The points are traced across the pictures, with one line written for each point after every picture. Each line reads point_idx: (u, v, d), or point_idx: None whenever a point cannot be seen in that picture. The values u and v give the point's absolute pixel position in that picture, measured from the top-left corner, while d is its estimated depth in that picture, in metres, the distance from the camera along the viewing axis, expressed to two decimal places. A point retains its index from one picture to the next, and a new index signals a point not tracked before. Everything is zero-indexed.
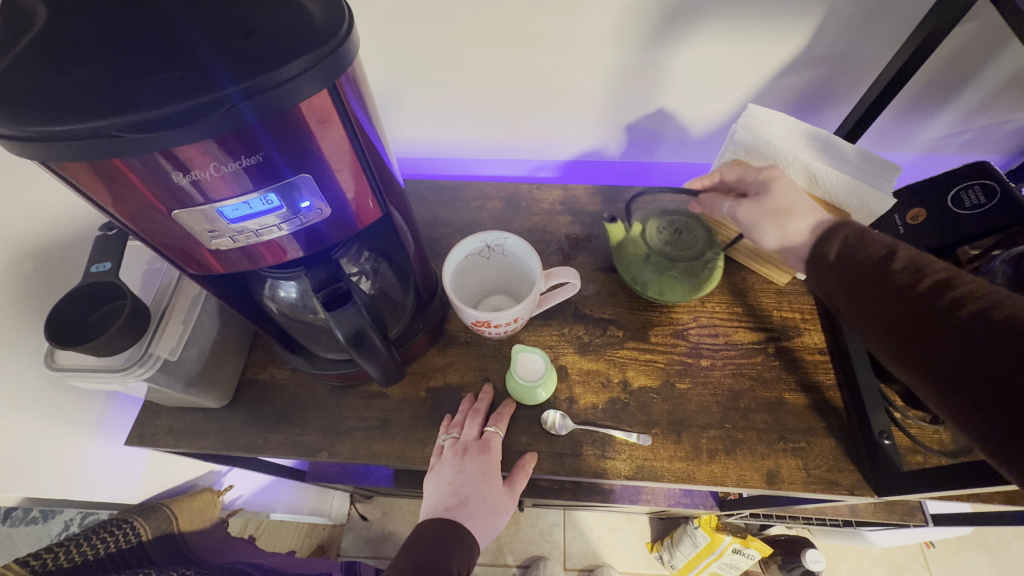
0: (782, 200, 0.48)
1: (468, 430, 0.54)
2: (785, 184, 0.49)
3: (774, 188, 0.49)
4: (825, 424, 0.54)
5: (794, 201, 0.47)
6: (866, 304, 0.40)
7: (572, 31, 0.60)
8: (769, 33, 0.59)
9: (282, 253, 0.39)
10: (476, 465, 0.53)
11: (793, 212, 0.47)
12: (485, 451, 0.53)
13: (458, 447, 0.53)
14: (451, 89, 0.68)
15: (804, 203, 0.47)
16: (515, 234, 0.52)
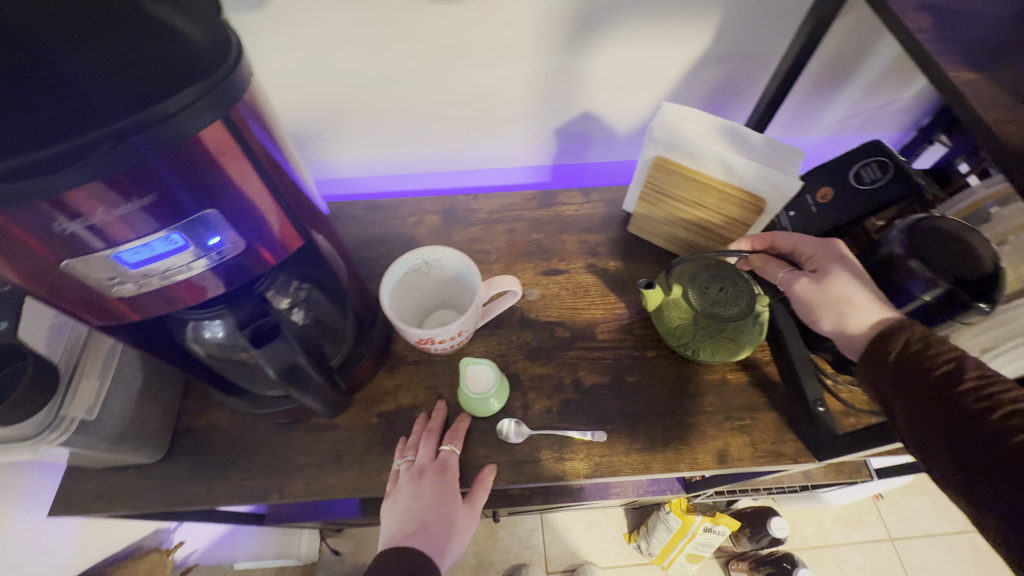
0: (844, 288, 0.45)
1: (423, 451, 0.53)
2: (849, 269, 0.47)
3: (837, 271, 0.46)
4: (766, 399, 0.57)
5: (859, 293, 0.45)
6: (926, 416, 0.36)
7: (487, 43, 0.60)
8: (676, 33, 0.62)
9: (201, 292, 0.37)
10: (436, 485, 0.52)
11: (861, 302, 0.44)
12: (441, 469, 0.52)
13: (416, 468, 0.52)
14: (376, 107, 0.67)
15: (870, 295, 0.44)
16: (451, 248, 0.52)
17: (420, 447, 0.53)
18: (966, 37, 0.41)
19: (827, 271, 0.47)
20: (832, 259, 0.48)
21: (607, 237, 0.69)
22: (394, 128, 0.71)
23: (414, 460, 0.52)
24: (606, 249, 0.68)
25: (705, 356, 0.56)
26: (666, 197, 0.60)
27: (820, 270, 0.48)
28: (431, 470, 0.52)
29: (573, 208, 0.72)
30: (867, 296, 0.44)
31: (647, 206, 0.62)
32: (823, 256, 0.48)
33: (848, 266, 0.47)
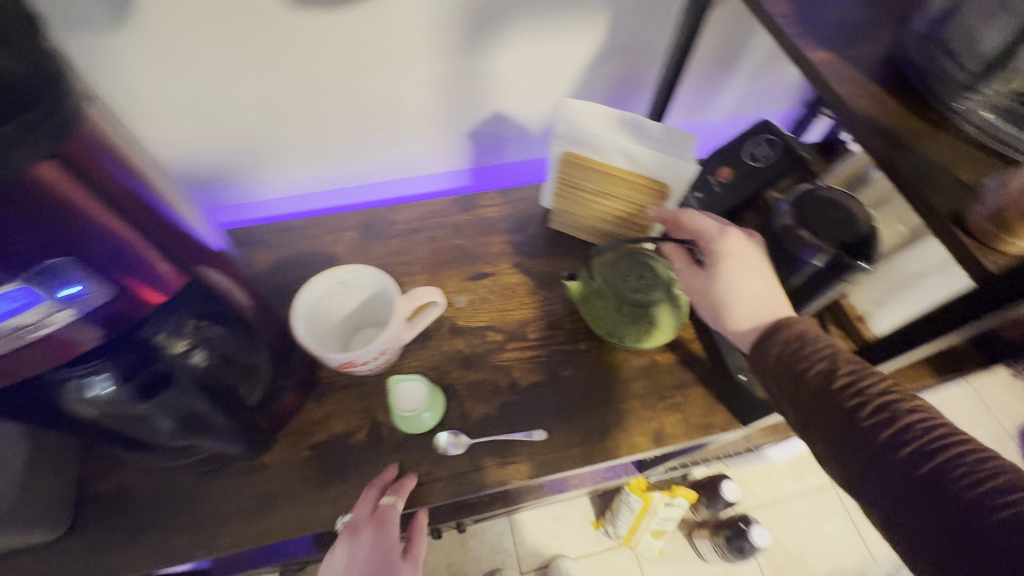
0: (725, 288, 0.46)
1: (366, 511, 0.49)
2: (737, 262, 0.46)
3: (723, 265, 0.46)
4: (694, 375, 0.59)
5: (745, 290, 0.45)
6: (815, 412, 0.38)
7: (382, 51, 0.59)
8: (570, 30, 0.63)
9: (75, 346, 0.34)
10: (384, 545, 0.48)
11: (746, 297, 0.44)
12: (386, 529, 0.48)
13: (358, 529, 0.48)
14: (272, 125, 0.64)
15: (755, 292, 0.44)
16: (369, 266, 0.51)
17: (361, 508, 0.49)
18: (821, 19, 0.44)
19: (716, 264, 0.46)
20: (721, 247, 0.46)
21: (530, 234, 0.69)
22: (298, 146, 0.68)
23: (356, 523, 0.48)
24: (530, 247, 0.68)
25: (631, 344, 0.58)
26: (579, 190, 0.60)
27: (709, 262, 0.47)
28: (377, 531, 0.48)
29: (494, 210, 0.71)
30: (751, 294, 0.45)
31: (564, 201, 0.63)
32: (716, 244, 0.47)
33: (738, 256, 0.46)
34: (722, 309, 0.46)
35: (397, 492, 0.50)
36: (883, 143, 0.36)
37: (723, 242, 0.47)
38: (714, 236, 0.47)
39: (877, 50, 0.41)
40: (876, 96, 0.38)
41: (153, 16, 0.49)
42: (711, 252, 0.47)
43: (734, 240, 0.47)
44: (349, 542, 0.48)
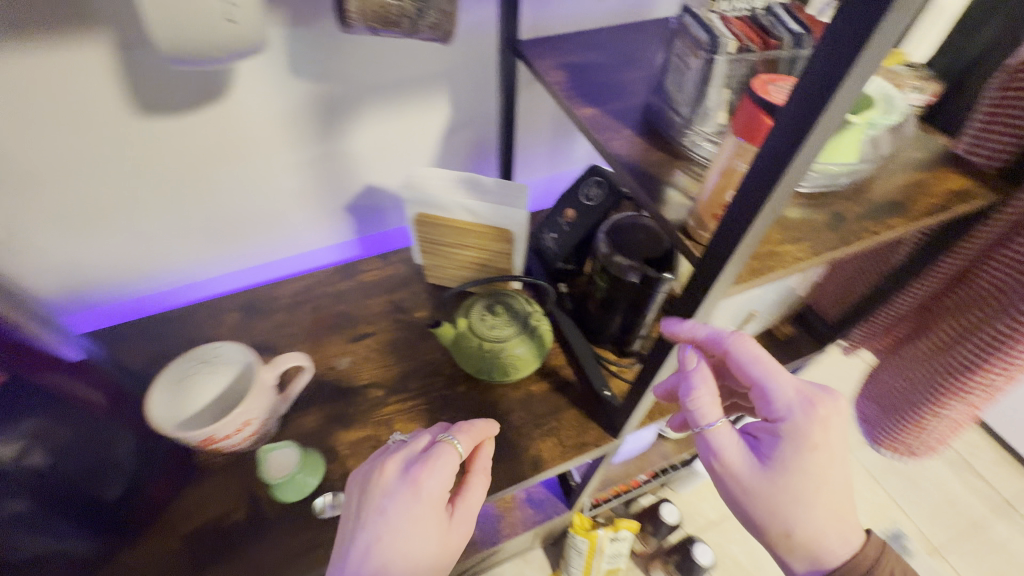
0: (797, 478, 0.45)
1: (419, 449, 0.49)
2: (812, 458, 0.45)
3: (800, 471, 0.45)
4: (567, 399, 0.63)
5: (815, 487, 0.45)
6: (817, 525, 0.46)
7: (238, 144, 0.64)
8: (416, 108, 0.71)
9: None
10: (422, 498, 0.46)
11: (815, 496, 0.45)
12: (449, 467, 0.48)
13: (411, 471, 0.47)
14: (138, 224, 0.65)
15: (822, 499, 0.45)
16: (227, 340, 0.55)
17: (417, 446, 0.50)
18: (590, 82, 0.53)
19: (784, 441, 0.46)
20: (801, 441, 0.45)
21: (409, 291, 0.73)
22: (172, 241, 0.70)
23: (401, 473, 0.47)
24: (410, 302, 0.72)
25: (501, 377, 0.62)
26: (439, 245, 0.66)
27: (772, 447, 0.46)
28: (422, 478, 0.46)
29: (375, 273, 0.76)
30: (827, 505, 0.45)
31: (430, 257, 0.69)
32: (792, 418, 0.46)
33: (820, 450, 0.45)
34: (787, 501, 0.45)
35: (471, 428, 0.51)
36: (632, 173, 0.44)
37: (803, 428, 0.45)
38: (792, 403, 0.46)
39: (631, 102, 0.50)
40: (629, 139, 0.47)
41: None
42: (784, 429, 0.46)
43: (819, 425, 0.45)
44: (386, 498, 0.46)
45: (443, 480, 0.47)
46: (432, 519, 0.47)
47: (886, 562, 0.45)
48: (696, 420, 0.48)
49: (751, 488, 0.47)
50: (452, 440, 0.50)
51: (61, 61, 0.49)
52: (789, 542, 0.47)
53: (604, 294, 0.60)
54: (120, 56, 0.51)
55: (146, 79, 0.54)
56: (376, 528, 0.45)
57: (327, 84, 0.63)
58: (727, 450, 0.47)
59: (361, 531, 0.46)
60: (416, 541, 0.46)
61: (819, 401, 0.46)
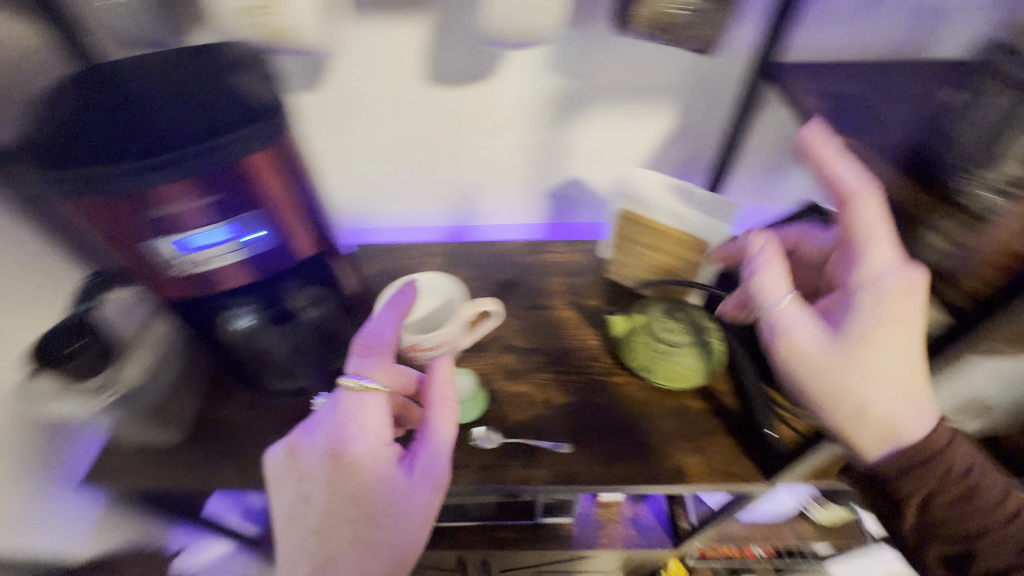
0: (874, 330, 0.44)
1: (333, 411, 0.52)
2: (899, 332, 0.42)
3: (872, 292, 0.44)
4: (722, 425, 0.61)
5: (894, 358, 0.43)
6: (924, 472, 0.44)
7: (489, 119, 0.75)
8: (643, 116, 0.76)
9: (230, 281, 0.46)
10: (344, 470, 0.50)
11: (897, 364, 0.43)
12: (375, 406, 0.52)
13: (318, 438, 0.51)
14: (397, 167, 0.81)
15: (900, 369, 0.43)
16: (447, 275, 0.65)
17: (371, 340, 0.54)
18: (847, 114, 0.51)
19: (858, 307, 0.45)
20: (874, 244, 0.44)
21: (586, 279, 0.78)
22: (413, 188, 0.85)
23: (281, 455, 0.52)
24: (586, 290, 0.77)
25: (662, 382, 0.62)
26: (633, 243, 0.70)
27: (844, 316, 0.46)
28: (337, 454, 0.50)
29: (559, 255, 0.82)
30: (890, 391, 0.43)
31: (619, 253, 0.72)
32: (879, 282, 0.43)
33: (900, 303, 0.42)
34: (861, 373, 0.44)
35: (376, 342, 0.54)
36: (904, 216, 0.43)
37: (886, 287, 0.43)
38: (883, 274, 0.43)
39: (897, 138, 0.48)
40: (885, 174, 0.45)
41: (334, 87, 0.69)
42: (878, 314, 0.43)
43: (898, 281, 0.42)
44: (303, 486, 0.52)
45: (375, 437, 0.51)
46: (371, 470, 0.51)
47: (954, 453, 0.44)
48: (763, 299, 0.49)
49: (809, 331, 0.46)
50: (370, 384, 0.52)
51: (397, 34, 0.64)
52: (862, 417, 0.45)
53: None
54: (436, 36, 0.65)
55: (446, 56, 0.67)
56: (307, 518, 0.52)
57: (575, 80, 0.71)
58: (784, 302, 0.48)
59: (302, 502, 0.52)
60: (358, 498, 0.51)
61: (912, 280, 0.42)
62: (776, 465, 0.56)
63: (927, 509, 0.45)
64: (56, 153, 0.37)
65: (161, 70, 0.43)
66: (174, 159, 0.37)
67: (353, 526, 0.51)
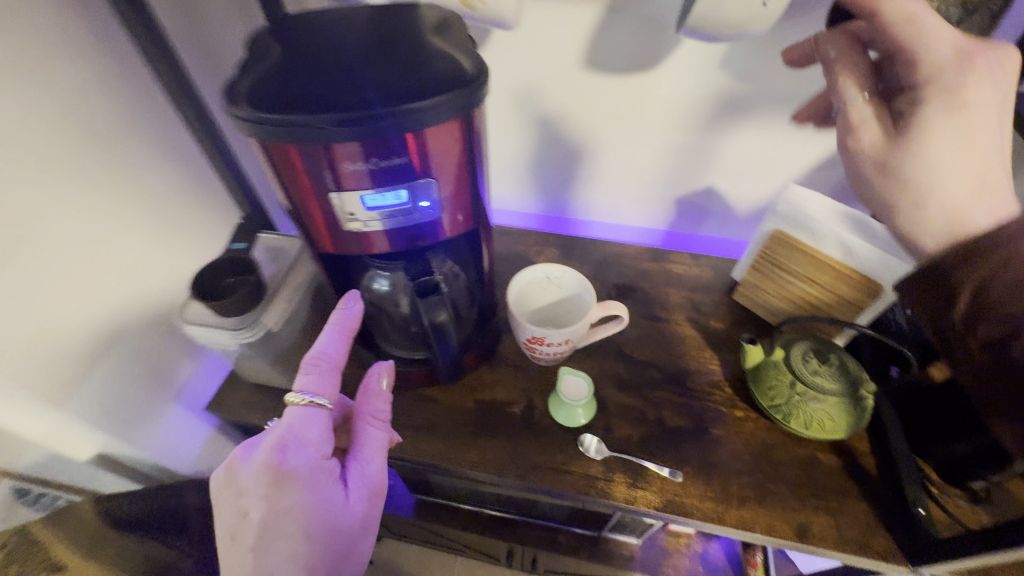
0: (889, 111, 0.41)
1: (276, 425, 0.47)
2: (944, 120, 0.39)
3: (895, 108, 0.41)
4: (858, 488, 0.55)
5: (961, 147, 0.39)
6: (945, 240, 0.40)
7: (635, 113, 0.71)
8: (810, 132, 0.68)
9: (381, 245, 0.45)
10: (284, 486, 0.44)
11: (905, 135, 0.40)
12: (319, 422, 0.47)
13: (260, 448, 0.46)
14: (528, 147, 0.79)
15: (981, 148, 0.39)
16: (574, 269, 0.60)
17: (320, 359, 0.49)
18: None
19: (928, 111, 0.40)
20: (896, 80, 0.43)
21: (711, 298, 0.72)
22: (539, 170, 0.83)
23: (230, 464, 0.47)
24: (710, 309, 0.71)
25: (793, 429, 0.56)
26: (779, 269, 0.63)
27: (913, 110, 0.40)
28: (286, 472, 0.45)
29: (682, 268, 0.77)
30: (947, 190, 0.39)
31: (757, 275, 0.66)
32: (934, 76, 0.40)
33: (973, 104, 0.39)
34: (922, 173, 0.40)
35: (328, 362, 0.49)
36: None
37: (953, 82, 0.39)
38: (943, 61, 0.40)
39: None
40: None
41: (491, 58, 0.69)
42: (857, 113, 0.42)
43: (973, 77, 0.39)
44: (242, 499, 0.46)
45: (313, 459, 0.46)
46: (306, 490, 0.45)
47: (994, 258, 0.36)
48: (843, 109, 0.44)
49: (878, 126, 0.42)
50: (317, 401, 0.47)
51: (565, 12, 0.62)
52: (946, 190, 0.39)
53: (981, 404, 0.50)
54: (604, 20, 0.62)
55: (608, 42, 0.64)
56: (247, 532, 0.45)
57: (742, 83, 0.65)
58: (859, 98, 0.43)
59: (243, 515, 0.46)
60: (294, 520, 0.45)
61: (975, 56, 0.39)
62: (925, 545, 0.49)
63: (984, 295, 0.36)
64: (259, 94, 0.37)
65: (362, 29, 0.43)
66: (373, 117, 0.35)
67: (303, 541, 0.46)
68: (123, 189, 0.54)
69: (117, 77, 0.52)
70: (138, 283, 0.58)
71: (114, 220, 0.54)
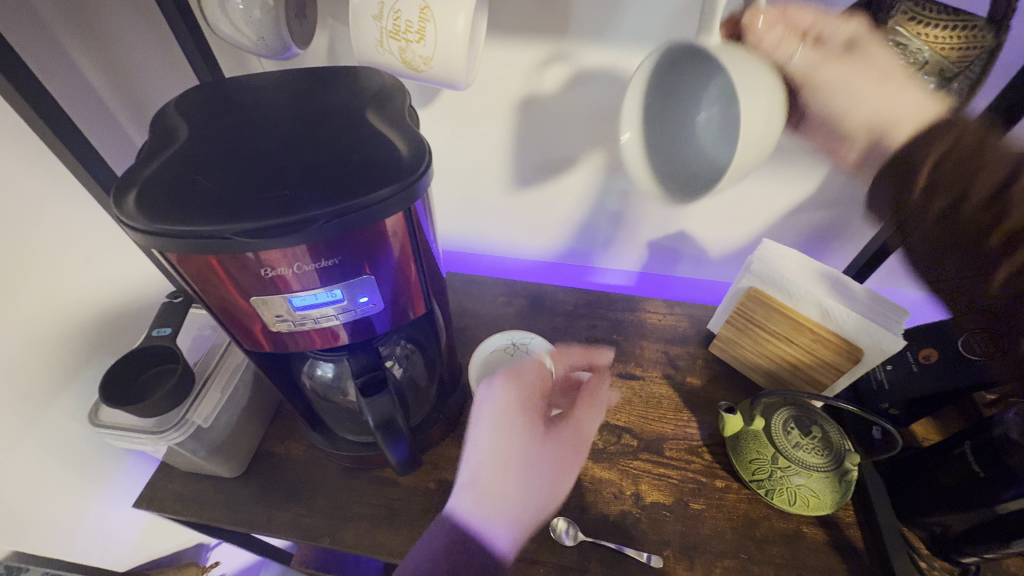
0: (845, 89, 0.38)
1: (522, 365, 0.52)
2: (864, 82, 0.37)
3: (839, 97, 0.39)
4: (847, 566, 0.52)
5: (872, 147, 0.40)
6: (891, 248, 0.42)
7: (603, 161, 0.68)
8: (782, 179, 0.66)
9: (331, 338, 0.42)
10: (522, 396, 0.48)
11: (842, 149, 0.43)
12: (520, 430, 0.46)
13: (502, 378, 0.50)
14: (492, 193, 0.76)
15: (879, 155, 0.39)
16: (540, 335, 0.56)
17: (521, 384, 0.49)
18: None
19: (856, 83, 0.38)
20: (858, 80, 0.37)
21: (687, 352, 0.69)
22: (506, 214, 0.79)
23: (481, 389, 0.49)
24: (686, 364, 0.68)
25: (777, 504, 0.53)
26: (756, 327, 0.60)
27: None
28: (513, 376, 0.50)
29: (656, 317, 0.74)
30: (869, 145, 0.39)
31: (734, 330, 0.63)
32: None
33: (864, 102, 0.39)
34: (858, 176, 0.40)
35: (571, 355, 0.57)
36: None
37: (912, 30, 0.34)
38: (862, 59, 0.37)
39: None
40: None
41: (448, 106, 0.65)
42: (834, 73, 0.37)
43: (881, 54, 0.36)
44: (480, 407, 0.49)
45: (510, 469, 0.44)
46: (507, 501, 0.43)
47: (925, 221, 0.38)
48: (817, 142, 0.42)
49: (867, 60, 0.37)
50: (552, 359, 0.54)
51: (525, 62, 0.58)
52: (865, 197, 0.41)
53: (971, 481, 0.47)
54: (564, 68, 0.58)
55: (570, 93, 0.60)
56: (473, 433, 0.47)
57: None
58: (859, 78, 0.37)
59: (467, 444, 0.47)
60: (500, 518, 0.43)
61: None
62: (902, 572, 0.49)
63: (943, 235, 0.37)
64: (164, 198, 0.32)
65: (293, 111, 0.39)
66: (303, 219, 0.31)
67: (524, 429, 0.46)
68: (34, 273, 0.48)
69: (29, 154, 0.46)
70: (55, 369, 0.52)
71: (29, 314, 0.48)
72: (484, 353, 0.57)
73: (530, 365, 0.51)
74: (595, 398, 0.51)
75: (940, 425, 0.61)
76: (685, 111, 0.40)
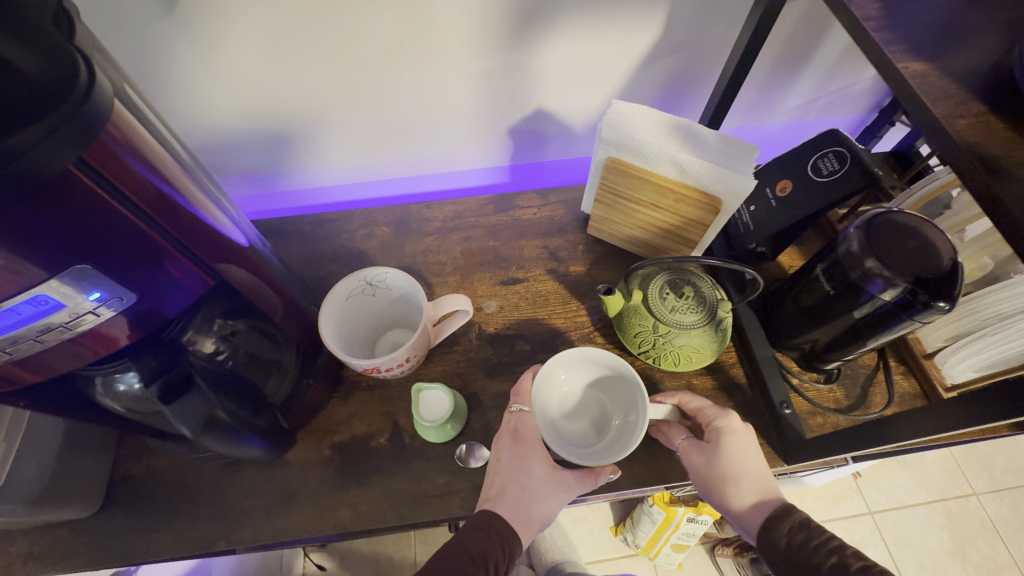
0: (732, 465, 0.46)
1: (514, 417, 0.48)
2: (737, 440, 0.47)
3: (727, 440, 0.47)
4: (732, 402, 0.56)
5: (749, 475, 0.45)
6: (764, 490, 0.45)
7: (418, 50, 0.56)
8: (623, 27, 0.58)
9: (111, 341, 0.34)
10: (530, 452, 0.46)
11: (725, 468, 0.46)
12: (545, 459, 0.46)
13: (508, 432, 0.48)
14: (309, 116, 0.62)
15: (752, 463, 0.46)
16: (395, 267, 0.50)
17: (524, 428, 0.47)
18: (912, 23, 0.39)
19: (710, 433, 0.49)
20: None
21: (567, 240, 0.66)
22: (338, 137, 0.66)
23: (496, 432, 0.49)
24: (568, 254, 0.65)
25: (665, 367, 0.55)
26: (622, 199, 0.57)
27: None
28: (519, 429, 0.47)
29: (532, 212, 0.68)
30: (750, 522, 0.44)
31: (604, 208, 0.59)
32: None
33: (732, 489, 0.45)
34: (725, 488, 0.46)
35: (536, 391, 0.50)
36: None
37: None
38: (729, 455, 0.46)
39: (952, 66, 0.36)
40: (976, 117, 0.33)
41: (191, 22, 0.49)
42: (688, 405, 0.50)
43: (730, 444, 0.47)
44: (499, 448, 0.47)
45: (540, 491, 0.45)
46: (538, 505, 0.45)
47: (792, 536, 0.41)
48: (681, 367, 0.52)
49: None
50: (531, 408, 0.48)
51: None
52: (729, 489, 0.45)
53: (824, 301, 0.49)
54: None
55: None
56: (494, 480, 0.46)
57: None
58: None
59: (494, 477, 0.46)
60: (530, 516, 0.45)
61: None
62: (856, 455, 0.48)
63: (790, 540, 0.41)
64: None
65: None
66: None
67: (530, 478, 0.45)
68: None
69: None
70: None
71: None
72: (333, 302, 0.49)
73: (528, 400, 0.49)
74: (599, 474, 0.46)
75: (805, 251, 0.63)
76: (554, 384, 0.50)
